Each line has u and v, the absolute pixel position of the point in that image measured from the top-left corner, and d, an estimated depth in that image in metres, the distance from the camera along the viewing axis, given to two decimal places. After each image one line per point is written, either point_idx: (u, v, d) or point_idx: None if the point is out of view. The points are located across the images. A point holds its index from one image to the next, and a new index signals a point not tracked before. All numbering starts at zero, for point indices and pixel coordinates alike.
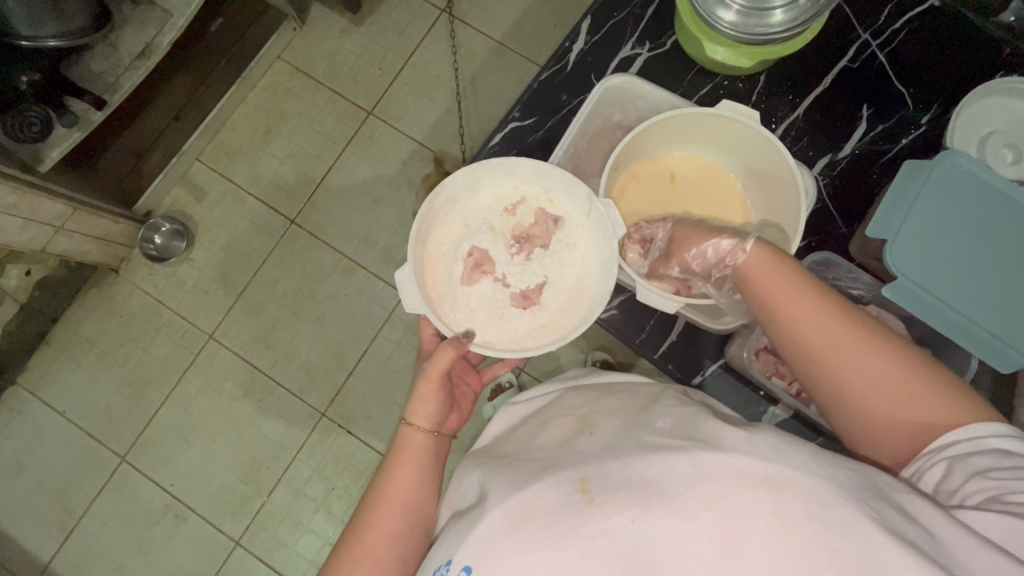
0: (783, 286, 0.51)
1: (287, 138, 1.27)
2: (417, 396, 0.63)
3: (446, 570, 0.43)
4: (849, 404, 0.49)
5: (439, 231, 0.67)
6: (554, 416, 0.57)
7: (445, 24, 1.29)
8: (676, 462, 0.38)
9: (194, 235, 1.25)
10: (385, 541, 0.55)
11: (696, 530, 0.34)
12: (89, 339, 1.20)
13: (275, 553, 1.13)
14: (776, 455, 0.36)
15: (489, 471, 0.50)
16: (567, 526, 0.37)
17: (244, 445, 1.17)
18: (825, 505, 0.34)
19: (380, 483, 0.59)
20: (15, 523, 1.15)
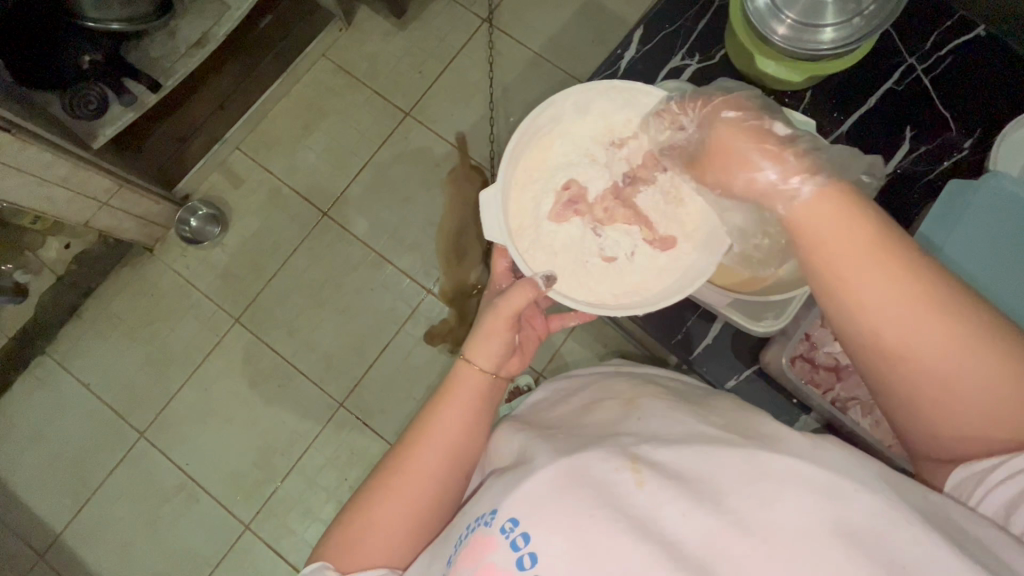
0: (872, 259, 0.43)
1: (325, 133, 1.31)
2: (485, 329, 0.64)
3: (489, 521, 0.48)
4: (922, 401, 0.44)
5: (535, 158, 0.67)
6: (605, 397, 0.63)
7: (486, 34, 1.33)
8: (729, 454, 0.44)
9: (228, 221, 1.27)
10: (424, 479, 0.58)
11: (742, 515, 0.40)
12: (120, 315, 1.23)
13: (284, 540, 1.13)
14: (828, 464, 0.41)
15: (534, 443, 0.56)
16: (616, 504, 0.43)
17: (260, 429, 1.18)
18: (871, 513, 0.38)
19: (430, 415, 0.62)
20: (30, 491, 1.17)
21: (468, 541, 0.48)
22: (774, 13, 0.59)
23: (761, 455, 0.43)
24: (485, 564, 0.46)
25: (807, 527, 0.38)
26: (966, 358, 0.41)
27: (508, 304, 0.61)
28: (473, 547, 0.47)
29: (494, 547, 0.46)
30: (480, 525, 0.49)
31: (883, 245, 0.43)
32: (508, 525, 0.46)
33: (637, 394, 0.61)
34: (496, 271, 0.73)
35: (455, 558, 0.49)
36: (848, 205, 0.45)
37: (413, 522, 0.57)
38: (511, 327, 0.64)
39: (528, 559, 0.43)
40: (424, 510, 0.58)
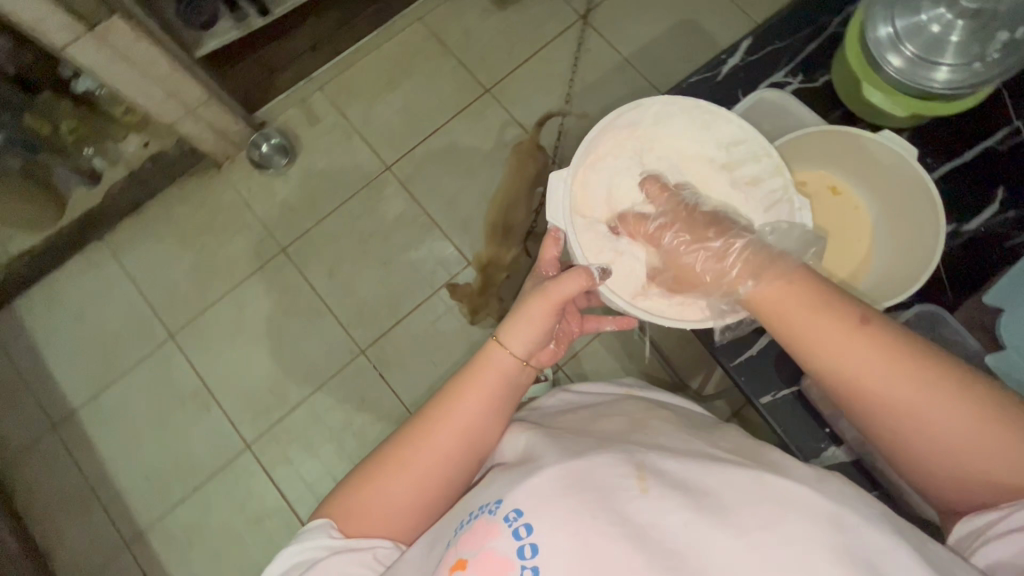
0: (834, 328, 0.50)
1: (405, 92, 1.34)
2: (524, 312, 0.63)
3: (495, 510, 0.49)
4: (898, 444, 0.50)
5: (599, 166, 0.68)
6: (607, 413, 0.67)
7: (579, 30, 1.35)
8: (737, 475, 0.47)
9: (296, 155, 1.31)
10: (438, 462, 0.59)
11: (745, 529, 0.42)
12: (177, 220, 1.28)
13: (279, 468, 1.16)
14: (830, 495, 0.44)
15: (539, 441, 0.58)
16: (619, 506, 0.45)
17: (282, 358, 1.22)
18: (868, 543, 0.42)
19: (452, 398, 0.61)
20: (58, 364, 1.22)
21: (470, 525, 0.49)
22: (892, 45, 0.61)
23: (765, 478, 0.46)
24: (484, 552, 0.47)
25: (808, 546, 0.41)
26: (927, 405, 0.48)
27: (561, 288, 0.61)
28: (475, 533, 0.49)
29: (497, 534, 0.47)
30: (484, 513, 0.50)
31: (840, 322, 0.50)
32: (512, 515, 0.47)
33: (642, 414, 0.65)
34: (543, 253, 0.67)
35: (456, 542, 0.50)
36: (799, 283, 0.53)
37: (420, 498, 0.59)
38: (551, 316, 0.63)
39: (529, 553, 0.45)
40: (433, 489, 0.59)
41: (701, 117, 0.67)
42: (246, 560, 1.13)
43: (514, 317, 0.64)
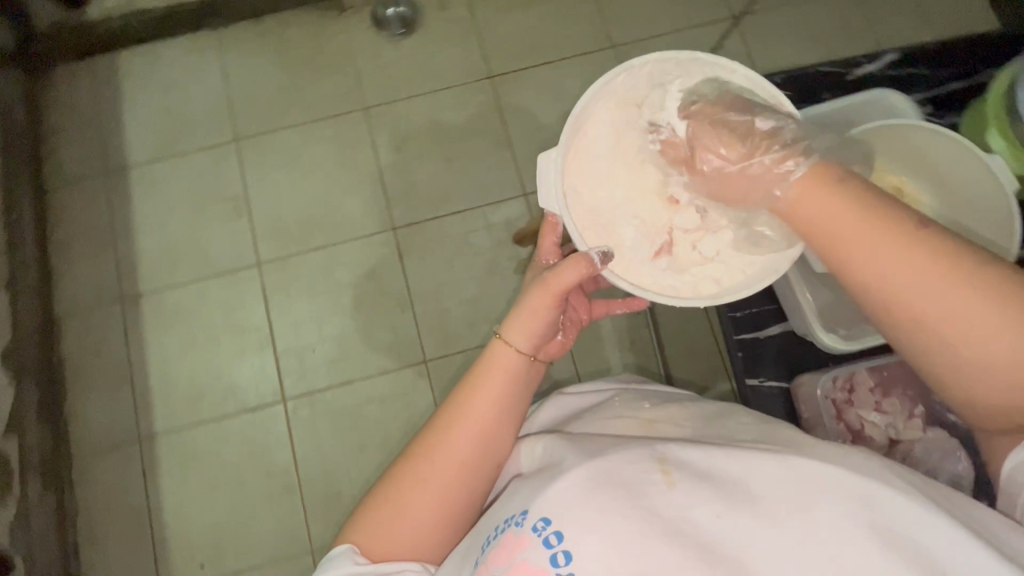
0: (884, 234, 0.49)
1: (537, 16, 1.34)
2: (527, 306, 0.69)
3: (522, 522, 0.54)
4: (948, 363, 0.49)
5: (591, 135, 0.69)
6: (628, 407, 0.71)
7: (724, 29, 1.32)
8: (765, 462, 0.50)
9: (413, 29, 1.33)
10: (454, 459, 0.66)
11: (778, 513, 0.47)
12: (287, 41, 1.32)
13: (276, 295, 1.21)
14: (859, 471, 0.48)
15: (558, 445, 0.64)
16: (644, 505, 0.50)
17: (320, 202, 1.25)
18: (908, 525, 0.45)
19: (456, 401, 0.68)
20: (132, 120, 1.29)
21: (500, 540, 0.55)
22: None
23: (792, 460, 0.50)
24: (519, 562, 0.52)
25: (841, 530, 0.45)
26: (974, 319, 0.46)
27: (562, 278, 0.65)
28: (506, 545, 0.54)
29: (527, 543, 0.52)
30: (512, 525, 0.55)
31: (884, 217, 0.50)
32: (542, 524, 0.52)
33: (662, 406, 0.69)
34: (546, 242, 0.77)
35: (488, 557, 0.55)
36: (827, 180, 0.54)
37: (446, 500, 0.65)
38: (556, 305, 0.69)
39: (561, 558, 0.50)
40: (455, 488, 0.66)
41: (699, 66, 0.67)
42: (213, 360, 1.19)
43: (516, 313, 0.70)
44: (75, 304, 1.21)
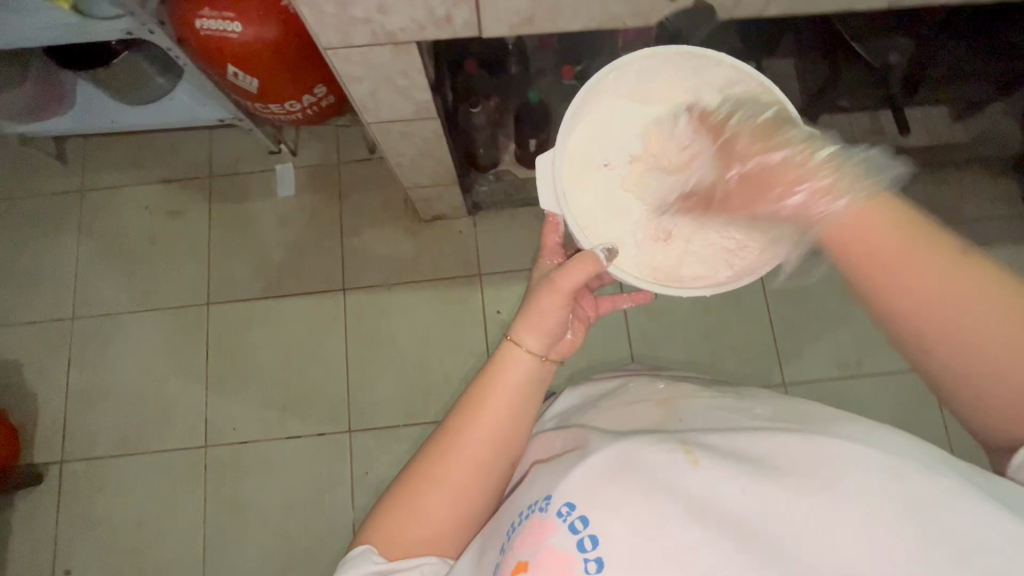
0: (933, 256, 0.43)
1: None
2: (541, 309, 0.58)
3: (546, 507, 0.47)
4: (948, 367, 0.44)
5: (575, 155, 0.60)
6: (634, 396, 0.64)
7: None
8: (788, 440, 0.45)
9: None
10: (471, 467, 0.55)
11: (800, 495, 0.41)
12: None
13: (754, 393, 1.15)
14: (893, 453, 0.42)
15: (587, 431, 0.58)
16: (670, 486, 0.43)
17: None
18: (956, 510, 0.38)
19: (468, 406, 0.56)
20: None
21: (524, 525, 0.47)
22: None
23: (823, 444, 0.43)
24: (546, 548, 0.45)
25: (859, 514, 0.39)
26: (992, 315, 0.42)
27: (570, 278, 0.56)
28: (531, 531, 0.46)
29: (554, 530, 0.45)
30: (534, 511, 0.48)
31: (918, 232, 0.44)
32: (566, 509, 0.45)
33: (674, 391, 0.63)
34: (544, 248, 0.64)
35: (512, 545, 0.47)
36: (898, 214, 0.45)
37: (465, 509, 0.55)
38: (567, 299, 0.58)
39: (592, 548, 0.43)
40: (472, 492, 0.55)
41: (690, 62, 0.57)
42: (685, 319, 1.19)
43: (529, 312, 0.58)
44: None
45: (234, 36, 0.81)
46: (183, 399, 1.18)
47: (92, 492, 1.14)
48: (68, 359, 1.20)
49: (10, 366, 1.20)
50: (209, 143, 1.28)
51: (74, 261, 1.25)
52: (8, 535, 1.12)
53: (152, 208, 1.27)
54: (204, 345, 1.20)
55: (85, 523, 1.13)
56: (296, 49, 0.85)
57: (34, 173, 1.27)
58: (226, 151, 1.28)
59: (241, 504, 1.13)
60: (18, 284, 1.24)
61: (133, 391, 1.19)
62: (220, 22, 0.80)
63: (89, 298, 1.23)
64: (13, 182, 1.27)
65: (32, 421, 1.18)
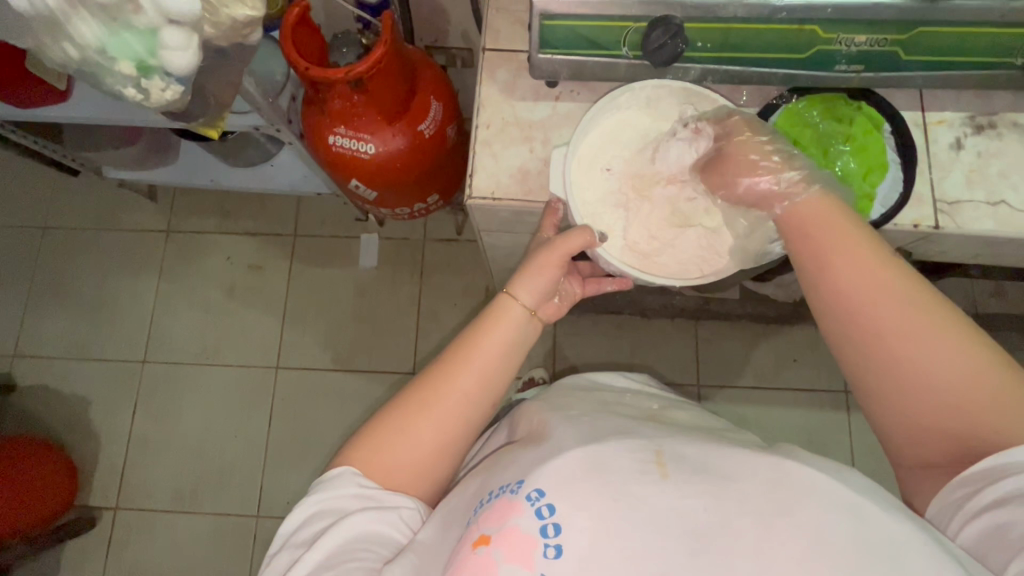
0: (864, 256, 0.44)
1: None
2: (538, 265, 0.52)
3: (517, 490, 0.41)
4: (899, 391, 0.43)
5: (585, 158, 0.55)
6: (620, 401, 0.58)
7: None
8: (755, 464, 0.40)
9: None
10: (451, 404, 0.49)
11: (766, 521, 0.37)
12: None
13: None
14: (852, 484, 0.38)
15: (555, 418, 0.51)
16: (638, 492, 0.39)
17: None
18: (906, 549, 0.36)
19: (464, 344, 0.51)
20: None
21: (490, 508, 0.42)
22: None
23: (785, 465, 0.39)
24: (508, 529, 0.39)
25: (823, 546, 0.35)
26: (917, 319, 0.42)
27: (568, 242, 0.51)
28: (497, 509, 0.41)
29: (519, 514, 0.40)
30: (503, 492, 0.42)
31: (864, 240, 0.45)
32: (535, 495, 0.40)
33: (667, 412, 0.59)
34: (542, 223, 0.54)
35: (477, 519, 0.42)
36: (834, 215, 0.46)
37: (443, 445, 0.49)
38: (560, 262, 0.53)
39: (554, 535, 0.38)
40: (454, 434, 0.49)
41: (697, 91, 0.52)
42: None
43: (527, 265, 0.53)
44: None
45: (364, 155, 0.78)
46: (240, 460, 1.17)
47: (140, 542, 1.14)
48: (134, 402, 1.20)
49: (77, 400, 1.20)
50: (299, 201, 1.26)
51: (150, 300, 1.24)
52: (54, 574, 1.12)
53: (233, 257, 1.25)
54: (268, 408, 1.19)
55: (129, 574, 1.12)
56: (421, 167, 0.83)
57: (125, 207, 1.28)
58: (315, 211, 1.26)
59: None
60: (94, 316, 1.24)
61: (192, 443, 1.18)
62: (353, 142, 0.77)
63: (160, 340, 1.23)
64: (104, 213, 1.28)
65: (91, 457, 1.18)
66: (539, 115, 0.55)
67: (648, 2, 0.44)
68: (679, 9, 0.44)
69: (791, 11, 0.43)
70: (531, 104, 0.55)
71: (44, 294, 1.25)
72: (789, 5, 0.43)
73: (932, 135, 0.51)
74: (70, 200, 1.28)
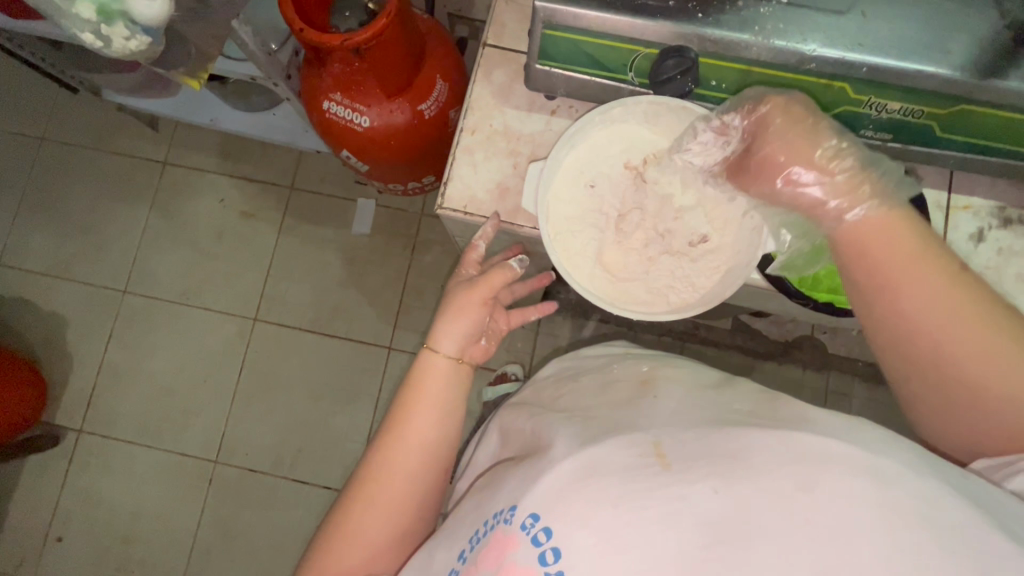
0: (927, 273, 0.38)
1: None
2: (458, 309, 0.53)
3: (510, 518, 0.39)
4: (962, 405, 0.39)
5: (570, 175, 0.51)
6: (613, 377, 0.54)
7: None
8: (759, 440, 0.37)
9: None
10: (404, 483, 0.48)
11: (780, 492, 0.33)
12: None
13: None
14: (863, 446, 0.35)
15: (552, 424, 0.48)
16: (642, 489, 0.35)
17: None
18: (929, 511, 0.32)
19: (394, 419, 0.50)
20: None
21: (489, 537, 0.40)
22: None
23: (794, 436, 0.36)
24: (506, 565, 0.37)
25: (854, 514, 0.32)
26: (971, 328, 0.37)
27: (493, 284, 0.53)
28: (494, 546, 0.39)
29: (514, 546, 0.37)
30: (497, 522, 0.40)
31: (928, 252, 0.38)
32: (530, 521, 0.37)
33: (657, 372, 0.52)
34: (463, 260, 0.55)
35: (474, 557, 0.40)
36: (894, 221, 0.39)
37: (403, 523, 0.48)
38: (483, 301, 0.53)
39: (554, 561, 0.35)
40: (411, 510, 0.48)
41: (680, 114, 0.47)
42: None
43: (444, 317, 0.53)
44: (851, 405, 1.04)
45: (358, 127, 0.74)
46: (206, 405, 1.17)
47: (100, 468, 1.16)
48: (110, 331, 1.20)
49: (54, 319, 1.21)
50: (299, 154, 1.22)
51: (138, 232, 1.23)
52: (16, 485, 1.16)
53: (226, 201, 1.22)
54: (241, 360, 1.18)
55: (86, 496, 1.15)
56: (416, 148, 0.79)
57: (124, 132, 1.25)
58: (315, 167, 1.22)
59: (231, 532, 1.12)
60: (80, 239, 1.23)
61: (162, 381, 1.18)
62: (348, 111, 0.73)
63: (144, 274, 1.22)
64: (102, 135, 1.25)
65: (62, 379, 1.19)
66: (530, 127, 0.55)
67: (659, 29, 0.40)
68: (696, 42, 0.40)
69: (823, 63, 0.39)
70: (523, 114, 0.55)
71: (33, 209, 1.24)
72: (820, 57, 0.39)
73: (954, 221, 0.51)
74: (70, 117, 1.25)
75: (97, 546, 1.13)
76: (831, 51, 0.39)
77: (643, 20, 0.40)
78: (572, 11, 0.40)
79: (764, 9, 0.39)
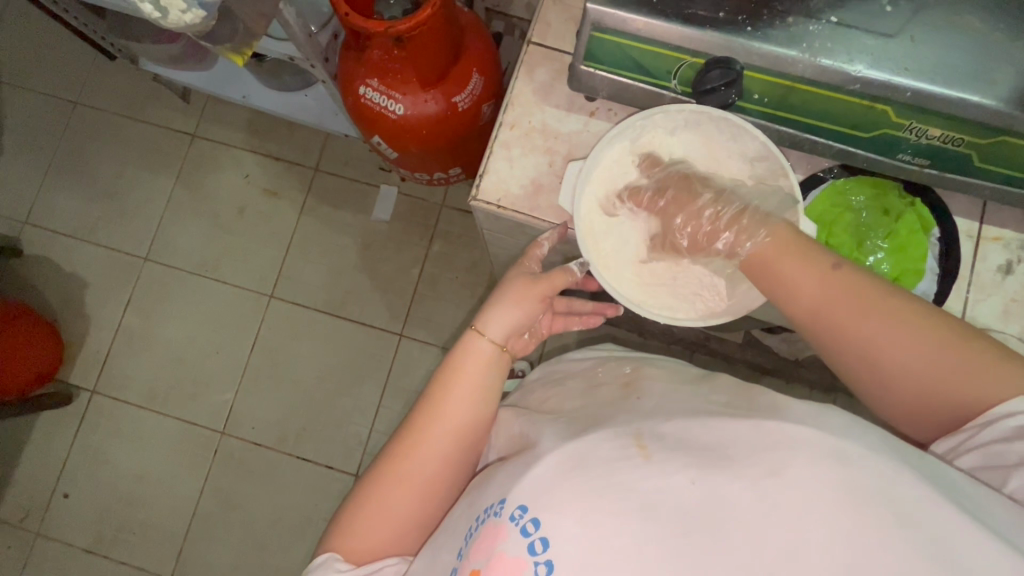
0: (811, 271, 0.42)
1: None
2: (514, 299, 0.52)
3: (500, 511, 0.39)
4: (891, 383, 0.41)
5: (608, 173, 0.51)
6: (598, 380, 0.54)
7: None
8: (734, 426, 0.38)
9: None
10: (431, 465, 0.48)
11: (750, 479, 0.34)
12: None
13: None
14: (833, 431, 0.36)
15: (540, 422, 0.49)
16: (624, 482, 0.36)
17: None
18: (900, 497, 0.32)
19: (431, 399, 0.50)
20: None
21: (479, 532, 0.40)
22: None
23: (766, 428, 0.37)
24: (496, 556, 0.37)
25: (823, 498, 0.32)
26: (864, 308, 0.41)
27: (558, 278, 0.53)
28: (485, 537, 0.39)
29: (505, 537, 0.37)
30: (488, 515, 0.40)
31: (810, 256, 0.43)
32: (519, 512, 0.37)
33: (641, 373, 0.53)
34: (529, 252, 0.54)
35: (468, 550, 0.40)
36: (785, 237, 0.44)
37: (426, 508, 0.48)
38: (542, 298, 0.53)
39: (543, 551, 0.35)
40: (434, 494, 0.48)
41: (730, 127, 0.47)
42: None
43: (500, 303, 0.52)
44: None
45: (392, 115, 0.75)
46: (216, 376, 1.19)
47: (110, 430, 1.18)
48: (128, 296, 1.22)
49: (75, 281, 1.23)
50: (326, 137, 1.24)
51: (162, 201, 1.25)
52: (28, 439, 1.18)
53: (250, 177, 1.24)
54: (253, 334, 1.20)
55: (94, 455, 1.17)
56: (447, 139, 0.80)
57: (156, 102, 1.27)
58: (340, 150, 1.23)
59: (232, 502, 1.14)
60: (105, 204, 1.25)
61: (175, 349, 1.20)
62: (384, 99, 0.74)
63: (164, 243, 1.24)
64: (134, 103, 1.27)
65: (79, 340, 1.21)
66: (567, 127, 0.55)
67: (708, 40, 0.40)
68: (742, 54, 0.41)
69: (867, 84, 0.40)
70: (562, 114, 0.56)
71: (62, 171, 1.26)
72: (866, 79, 0.39)
73: (983, 252, 0.51)
74: (104, 83, 1.27)
75: (100, 505, 1.16)
76: (876, 73, 0.39)
77: (692, 29, 0.40)
78: (622, 15, 0.41)
79: (813, 27, 0.40)
